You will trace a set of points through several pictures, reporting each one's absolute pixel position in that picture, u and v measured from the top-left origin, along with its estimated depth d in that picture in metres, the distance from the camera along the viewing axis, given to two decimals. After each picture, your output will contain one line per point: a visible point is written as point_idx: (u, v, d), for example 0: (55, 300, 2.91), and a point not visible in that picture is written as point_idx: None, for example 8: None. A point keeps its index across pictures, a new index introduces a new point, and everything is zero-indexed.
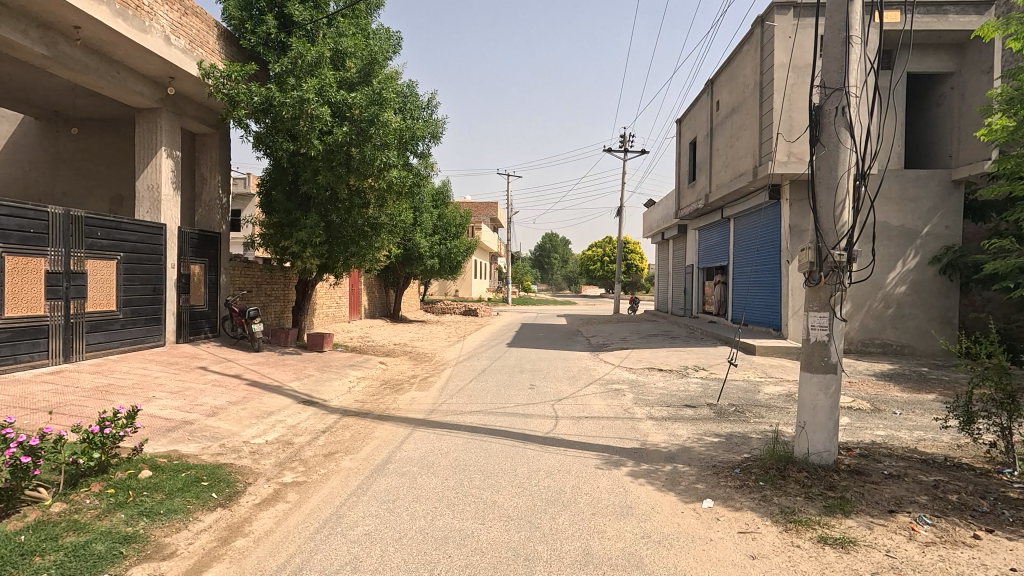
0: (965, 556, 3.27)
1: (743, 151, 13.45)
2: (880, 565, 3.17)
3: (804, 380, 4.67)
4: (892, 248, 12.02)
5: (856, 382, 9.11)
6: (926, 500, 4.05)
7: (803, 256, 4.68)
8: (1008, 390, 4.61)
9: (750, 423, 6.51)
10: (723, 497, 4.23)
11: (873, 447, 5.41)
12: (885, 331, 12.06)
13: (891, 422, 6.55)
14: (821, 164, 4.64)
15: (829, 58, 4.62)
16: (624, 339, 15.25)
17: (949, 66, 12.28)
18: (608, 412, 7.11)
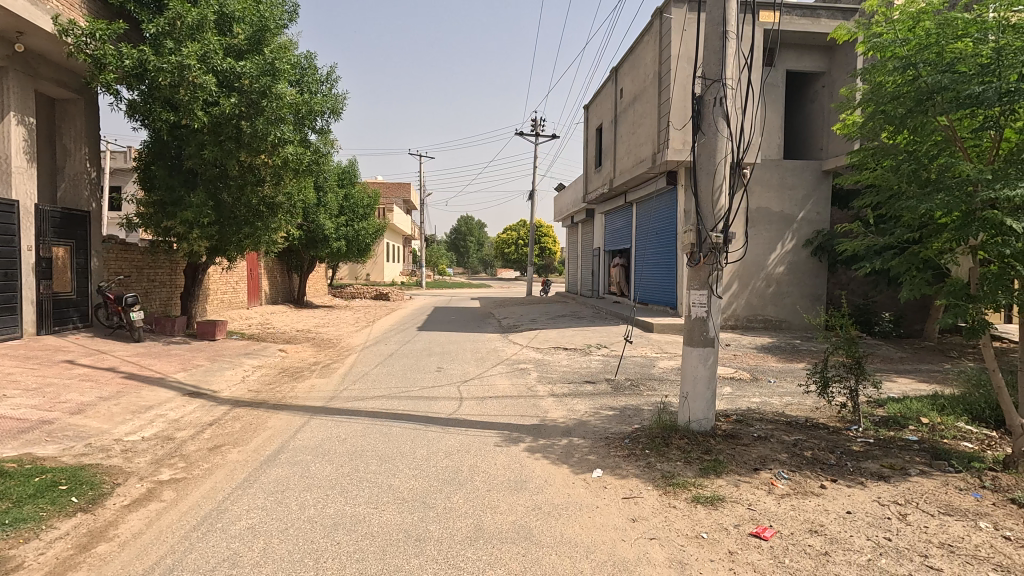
0: (812, 504, 3.70)
1: (644, 139, 14.06)
2: (742, 517, 3.51)
3: (686, 353, 5.00)
4: (772, 232, 13.16)
5: (740, 355, 9.93)
6: (785, 457, 4.52)
7: (685, 237, 5.00)
8: (856, 357, 5.24)
9: (643, 395, 6.93)
10: (612, 466, 4.47)
11: (747, 413, 5.94)
12: (766, 308, 13.23)
13: (765, 390, 7.24)
14: (701, 151, 4.94)
15: (707, 50, 4.91)
16: (534, 320, 15.58)
17: (821, 66, 13.48)
18: (512, 391, 7.27)
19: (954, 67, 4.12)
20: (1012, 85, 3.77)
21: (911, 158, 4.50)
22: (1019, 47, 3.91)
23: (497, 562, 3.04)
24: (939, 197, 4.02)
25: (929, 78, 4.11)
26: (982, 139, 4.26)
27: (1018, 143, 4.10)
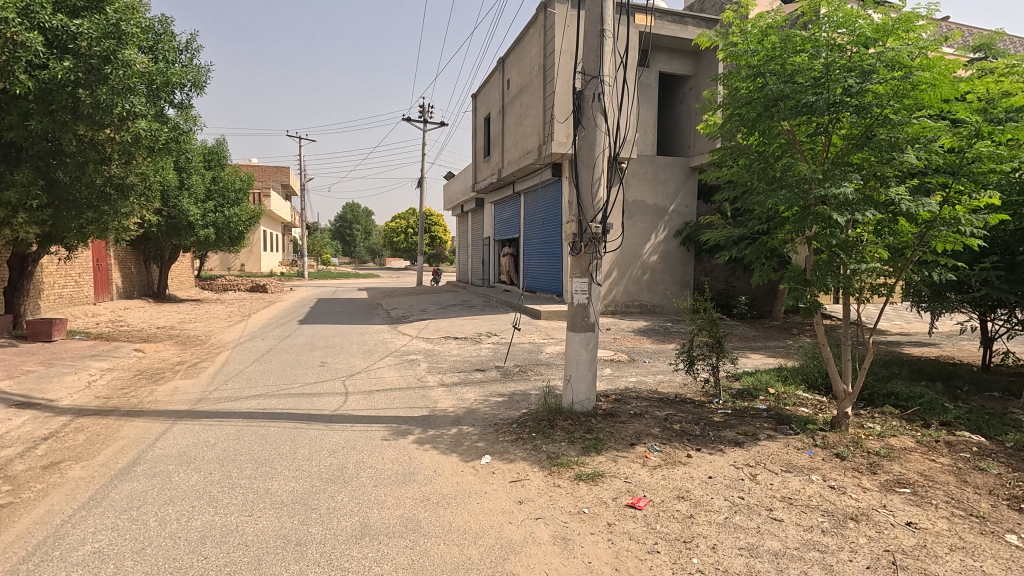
0: (680, 472, 4.05)
1: (530, 131, 14.37)
2: (620, 490, 3.76)
3: (570, 338, 5.21)
4: (647, 223, 14.14)
5: (619, 338, 10.58)
6: (658, 431, 4.90)
7: (567, 227, 5.19)
8: (716, 337, 5.80)
9: (530, 380, 7.15)
10: (500, 451, 4.55)
11: (625, 392, 6.36)
12: (642, 293, 14.21)
13: (642, 370, 7.80)
14: (582, 144, 5.13)
15: (586, 47, 5.11)
16: (424, 310, 15.38)
17: (688, 70, 14.64)
18: (401, 383, 7.14)
19: (794, 78, 4.68)
20: (839, 96, 4.35)
21: (761, 157, 5.03)
22: (844, 64, 4.51)
23: (384, 559, 2.97)
24: (782, 192, 4.54)
25: (774, 87, 4.64)
26: (816, 142, 4.84)
27: (842, 147, 4.73)
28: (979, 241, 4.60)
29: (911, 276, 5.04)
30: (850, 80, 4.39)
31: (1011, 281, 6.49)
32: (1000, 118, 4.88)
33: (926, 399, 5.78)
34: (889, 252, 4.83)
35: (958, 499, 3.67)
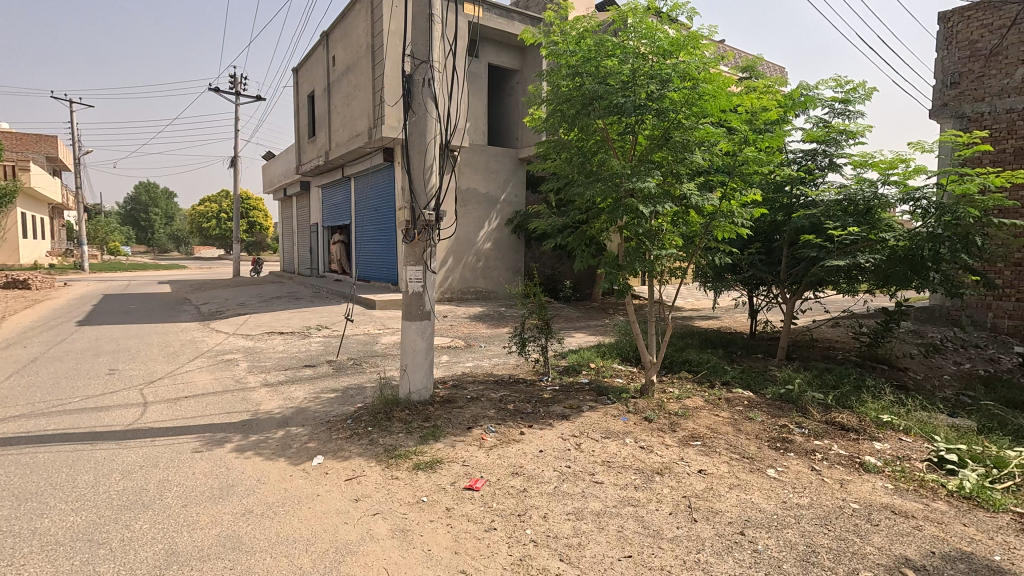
0: (515, 449, 4.26)
1: (359, 113, 13.71)
2: (458, 474, 3.82)
3: (406, 327, 5.12)
4: (480, 211, 14.47)
5: (456, 325, 10.72)
6: (493, 413, 5.08)
7: (400, 214, 5.07)
8: (545, 319, 6.19)
9: (365, 373, 6.89)
10: (333, 450, 4.32)
11: (462, 377, 6.47)
12: (477, 280, 14.56)
13: (477, 355, 8.01)
14: (413, 129, 5.03)
15: (415, 30, 5.01)
16: (243, 304, 13.89)
17: (515, 64, 15.22)
18: (216, 386, 6.37)
19: (606, 80, 5.11)
20: (642, 100, 4.89)
21: (580, 152, 5.44)
22: (647, 72, 5.06)
23: None
24: (598, 185, 4.98)
25: (590, 87, 5.03)
26: (625, 140, 5.38)
27: (646, 146, 5.31)
28: (747, 230, 5.55)
29: (700, 260, 5.90)
30: (651, 86, 4.93)
31: (770, 263, 7.94)
32: (760, 129, 5.92)
33: (712, 364, 6.86)
34: (683, 240, 5.60)
35: (735, 445, 4.43)
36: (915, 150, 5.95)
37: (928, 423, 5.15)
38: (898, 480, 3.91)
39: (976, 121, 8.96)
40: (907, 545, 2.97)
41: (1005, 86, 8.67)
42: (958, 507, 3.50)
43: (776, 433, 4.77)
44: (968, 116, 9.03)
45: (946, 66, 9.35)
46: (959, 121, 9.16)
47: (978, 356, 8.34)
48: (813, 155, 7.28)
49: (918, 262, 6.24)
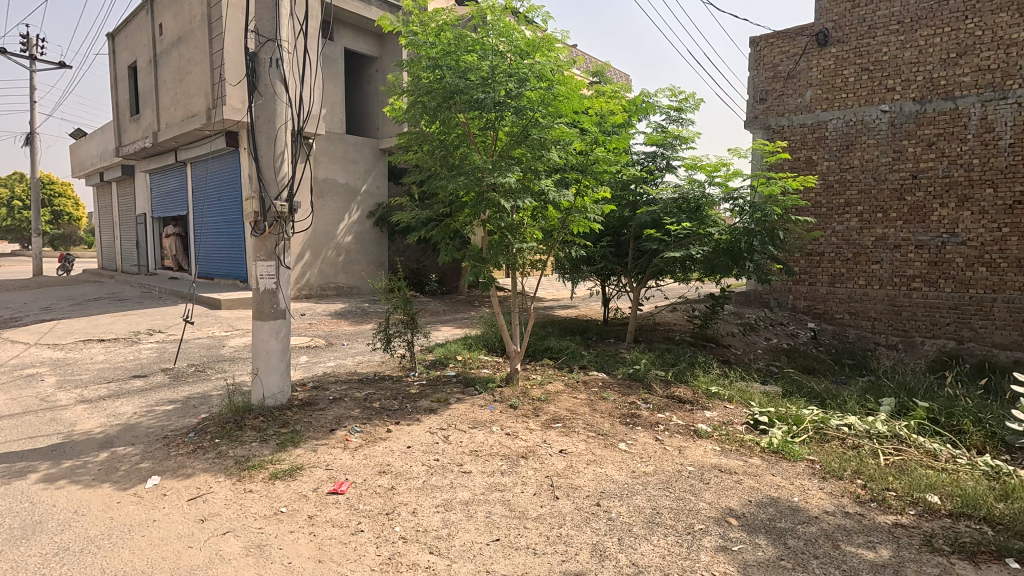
0: (381, 447, 4.16)
1: (194, 90, 12.24)
2: (321, 480, 3.63)
3: (257, 328, 4.72)
4: (339, 203, 13.78)
5: (315, 323, 10.13)
6: (358, 413, 4.90)
7: (247, 205, 4.64)
8: (410, 314, 6.10)
9: (210, 380, 6.23)
10: (173, 468, 3.86)
11: (323, 378, 6.14)
12: (337, 275, 13.90)
13: (340, 353, 7.67)
14: (260, 112, 4.63)
15: (259, 5, 4.60)
16: (48, 308, 11.74)
17: (373, 51, 14.68)
18: (14, 407, 5.33)
19: (466, 74, 5.14)
20: (502, 98, 5.00)
21: (442, 145, 5.42)
22: (505, 69, 5.18)
23: None
24: (461, 179, 5.02)
25: (450, 81, 5.04)
26: (486, 135, 5.46)
27: (506, 142, 5.45)
28: (599, 225, 5.99)
29: (558, 253, 6.23)
30: (510, 84, 5.06)
31: (619, 255, 8.64)
32: (608, 131, 6.39)
33: (570, 350, 7.30)
34: (542, 233, 5.87)
35: (591, 424, 4.77)
36: (733, 156, 6.85)
37: (746, 391, 6.01)
38: (724, 442, 4.51)
39: (779, 133, 10.53)
40: (730, 497, 3.45)
41: (798, 105, 10.30)
42: (768, 460, 4.15)
43: (627, 410, 5.24)
44: (773, 128, 10.58)
45: (755, 84, 10.84)
46: (766, 132, 10.68)
47: (782, 332, 9.90)
48: (653, 157, 8.04)
49: (737, 253, 7.22)
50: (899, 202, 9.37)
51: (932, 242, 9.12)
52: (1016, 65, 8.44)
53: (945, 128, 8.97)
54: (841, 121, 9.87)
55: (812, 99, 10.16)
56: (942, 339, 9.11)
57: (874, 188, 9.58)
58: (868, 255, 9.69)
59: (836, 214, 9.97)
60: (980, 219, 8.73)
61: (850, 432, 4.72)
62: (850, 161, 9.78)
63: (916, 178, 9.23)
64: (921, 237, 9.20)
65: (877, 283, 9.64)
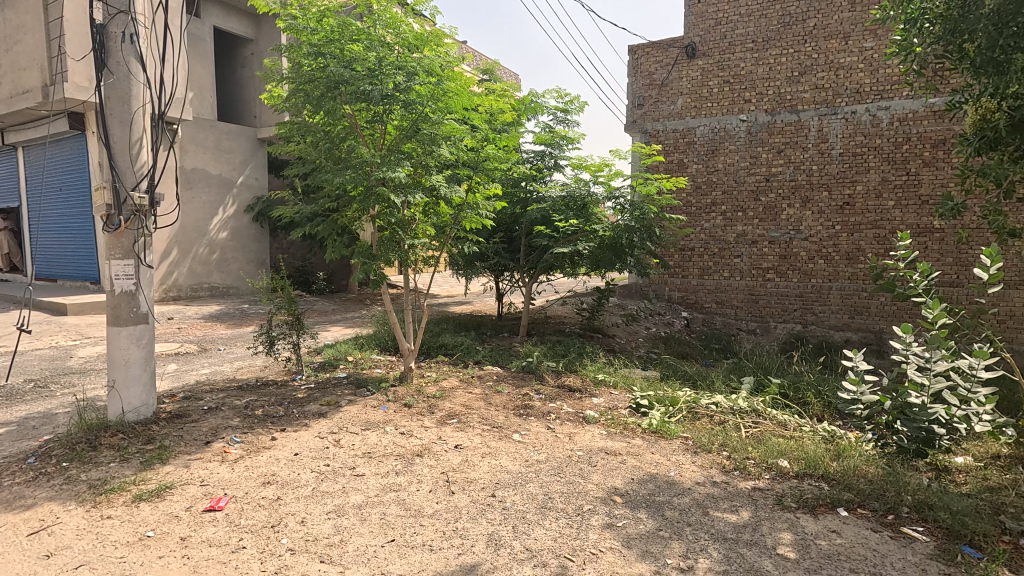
0: (264, 457, 3.90)
1: (25, 63, 10.56)
2: (195, 497, 3.33)
3: (113, 334, 4.21)
4: (211, 196, 12.66)
5: (185, 327, 9.24)
6: (238, 422, 4.55)
7: (98, 196, 4.12)
8: (295, 314, 5.76)
9: (55, 396, 5.44)
10: (8, 499, 3.33)
11: (196, 387, 5.62)
12: (211, 275, 12.76)
13: (215, 359, 7.06)
14: (111, 92, 4.12)
15: None
16: None
17: (248, 33, 13.64)
18: None
19: (352, 64, 4.96)
20: (390, 91, 4.89)
21: (326, 136, 5.18)
22: (393, 61, 5.06)
23: None
24: (348, 172, 4.84)
25: (334, 70, 4.83)
26: (374, 129, 5.30)
27: (395, 136, 5.34)
28: (491, 221, 6.07)
29: (451, 249, 6.22)
30: (398, 77, 4.96)
31: (511, 251, 8.82)
32: (498, 129, 6.49)
33: (465, 346, 7.34)
34: (435, 229, 5.84)
35: (485, 417, 4.84)
36: (615, 157, 7.27)
37: (629, 377, 6.43)
38: (609, 426, 4.80)
39: (655, 137, 11.32)
40: (616, 477, 3.69)
41: (671, 111, 11.15)
42: (648, 440, 4.48)
43: (520, 401, 5.38)
44: (649, 132, 11.36)
45: (633, 90, 11.57)
46: (644, 136, 11.45)
47: (660, 321, 10.70)
48: (542, 156, 8.31)
49: (619, 248, 7.68)
50: (755, 202, 10.51)
51: (782, 238, 10.34)
52: (844, 86, 9.77)
53: (790, 138, 10.19)
54: (707, 128, 10.84)
55: (682, 106, 11.05)
56: (790, 323, 10.37)
57: (735, 190, 10.65)
58: (731, 250, 10.77)
59: (705, 213, 10.95)
60: (818, 218, 10.05)
61: (717, 409, 5.24)
62: (716, 164, 10.78)
63: (768, 181, 10.40)
64: (773, 234, 10.39)
65: (739, 274, 10.74)
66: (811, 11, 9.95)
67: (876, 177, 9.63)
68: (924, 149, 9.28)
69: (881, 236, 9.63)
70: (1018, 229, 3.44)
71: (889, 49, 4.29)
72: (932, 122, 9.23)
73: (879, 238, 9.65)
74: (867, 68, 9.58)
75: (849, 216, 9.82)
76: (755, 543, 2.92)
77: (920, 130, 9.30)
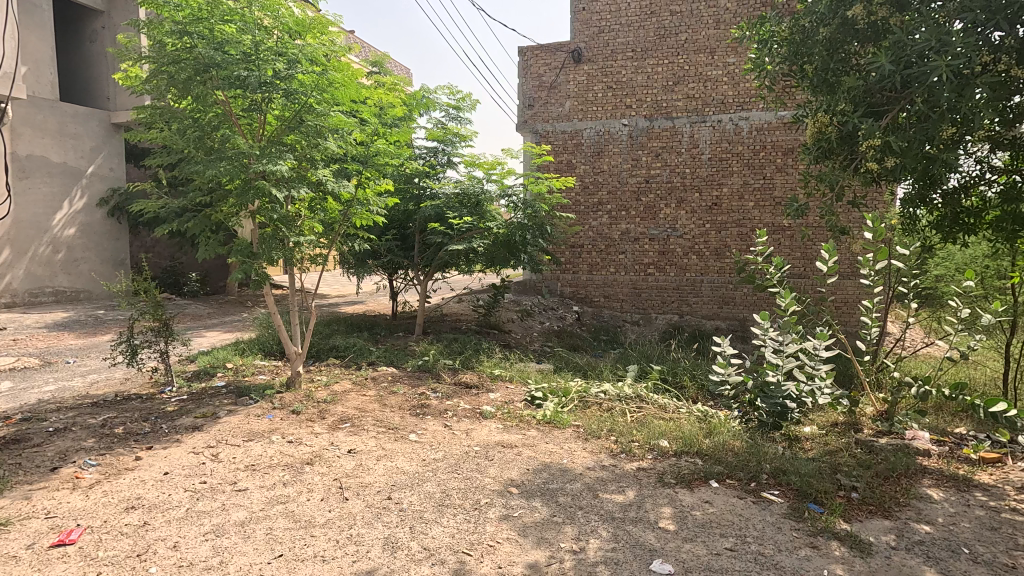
0: (127, 480, 3.49)
1: None
2: (40, 532, 2.90)
3: None
4: (53, 188, 11.08)
5: (23, 338, 7.98)
6: (93, 443, 4.03)
7: None
8: (163, 319, 5.21)
9: None
10: None
11: (38, 407, 4.88)
12: (55, 278, 11.16)
13: (63, 373, 6.18)
14: None
15: None
16: None
17: (97, 4, 12.06)
18: None
19: (223, 47, 4.57)
20: (269, 78, 4.58)
21: (196, 124, 4.73)
22: (272, 46, 4.74)
23: None
24: (222, 164, 4.46)
25: (203, 52, 4.42)
26: (252, 118, 4.94)
27: (275, 127, 5.01)
28: (382, 218, 5.91)
29: (340, 246, 5.97)
30: (278, 64, 4.65)
31: (404, 248, 8.66)
32: (389, 123, 6.33)
33: (357, 347, 7.08)
34: (322, 226, 5.57)
35: (380, 420, 4.71)
36: (506, 156, 7.39)
37: (524, 371, 6.60)
38: (505, 419, 4.89)
39: (545, 138, 11.68)
40: (512, 469, 3.78)
41: (560, 113, 11.56)
42: (542, 430, 4.63)
43: (416, 401, 5.31)
44: (540, 132, 11.68)
45: (524, 91, 11.83)
46: (534, 136, 11.76)
47: (553, 316, 11.08)
48: (435, 152, 8.24)
49: (513, 245, 7.83)
50: (637, 202, 11.23)
51: (661, 235, 11.14)
52: (711, 97, 10.72)
53: (666, 143, 10.99)
54: (593, 131, 11.38)
55: (570, 109, 11.50)
56: (669, 313, 11.22)
57: (619, 190, 11.31)
58: (616, 247, 11.42)
59: (592, 211, 11.50)
60: (691, 217, 10.96)
61: (606, 397, 5.54)
62: (601, 165, 11.36)
63: (648, 182, 11.14)
64: (653, 231, 11.16)
65: (624, 269, 11.42)
66: (682, 25, 10.79)
67: (739, 180, 10.68)
68: (777, 157, 10.45)
69: (744, 234, 10.72)
70: (847, 227, 3.97)
71: (745, 65, 4.72)
72: (782, 133, 10.42)
73: (741, 235, 10.73)
74: (730, 82, 10.58)
75: (717, 216, 10.82)
76: (640, 519, 3.13)
77: (773, 139, 10.46)
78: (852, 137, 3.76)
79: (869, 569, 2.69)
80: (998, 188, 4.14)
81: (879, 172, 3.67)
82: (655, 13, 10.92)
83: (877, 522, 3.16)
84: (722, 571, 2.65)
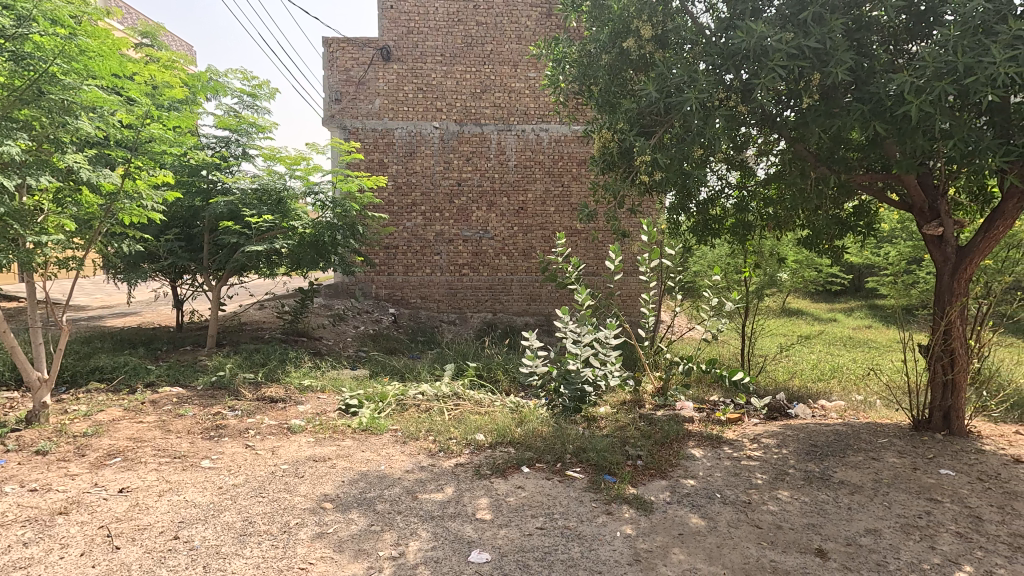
0: None
1: None
2: None
3: None
4: None
5: None
6: None
7: None
8: None
9: None
10: None
11: None
12: None
13: None
14: None
15: None
16: None
17: None
18: None
19: None
20: None
21: None
22: None
23: None
24: None
25: None
26: None
27: None
28: (159, 215, 5.08)
29: (102, 247, 4.98)
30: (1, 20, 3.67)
31: (190, 250, 7.58)
32: (165, 105, 5.46)
33: (130, 366, 6.00)
34: (74, 224, 4.58)
35: (162, 449, 4.06)
36: (311, 151, 6.93)
37: (337, 378, 6.28)
38: (316, 432, 4.59)
39: (353, 135, 11.22)
40: (325, 484, 3.56)
41: (369, 111, 11.23)
42: (358, 439, 4.46)
43: (209, 423, 4.69)
44: (348, 129, 11.19)
45: (330, 84, 11.23)
46: (342, 132, 11.22)
47: (367, 320, 10.72)
48: (226, 143, 7.36)
49: (321, 246, 7.36)
50: (450, 204, 11.46)
51: (473, 237, 11.53)
52: (515, 107, 11.41)
53: (476, 148, 11.41)
54: (404, 131, 11.28)
55: (380, 107, 11.25)
56: (483, 312, 11.67)
57: (432, 192, 11.42)
58: (431, 248, 11.51)
59: (406, 212, 11.42)
60: (501, 220, 11.55)
61: (423, 398, 5.54)
62: (414, 167, 11.34)
63: (460, 186, 11.45)
64: (466, 233, 11.50)
65: (439, 270, 11.56)
66: (487, 37, 11.29)
67: (541, 187, 11.56)
68: (573, 167, 11.55)
69: (547, 235, 11.65)
70: (627, 230, 4.56)
71: (543, 80, 5.13)
72: (576, 145, 11.54)
73: (545, 237, 11.64)
74: (531, 95, 11.37)
75: (524, 219, 11.57)
76: (458, 514, 3.20)
77: (569, 150, 11.53)
78: (629, 153, 4.34)
79: (651, 524, 3.14)
80: (734, 200, 5.14)
81: (649, 184, 4.30)
82: (462, 22, 11.25)
83: (656, 483, 3.71)
84: (533, 549, 2.84)
